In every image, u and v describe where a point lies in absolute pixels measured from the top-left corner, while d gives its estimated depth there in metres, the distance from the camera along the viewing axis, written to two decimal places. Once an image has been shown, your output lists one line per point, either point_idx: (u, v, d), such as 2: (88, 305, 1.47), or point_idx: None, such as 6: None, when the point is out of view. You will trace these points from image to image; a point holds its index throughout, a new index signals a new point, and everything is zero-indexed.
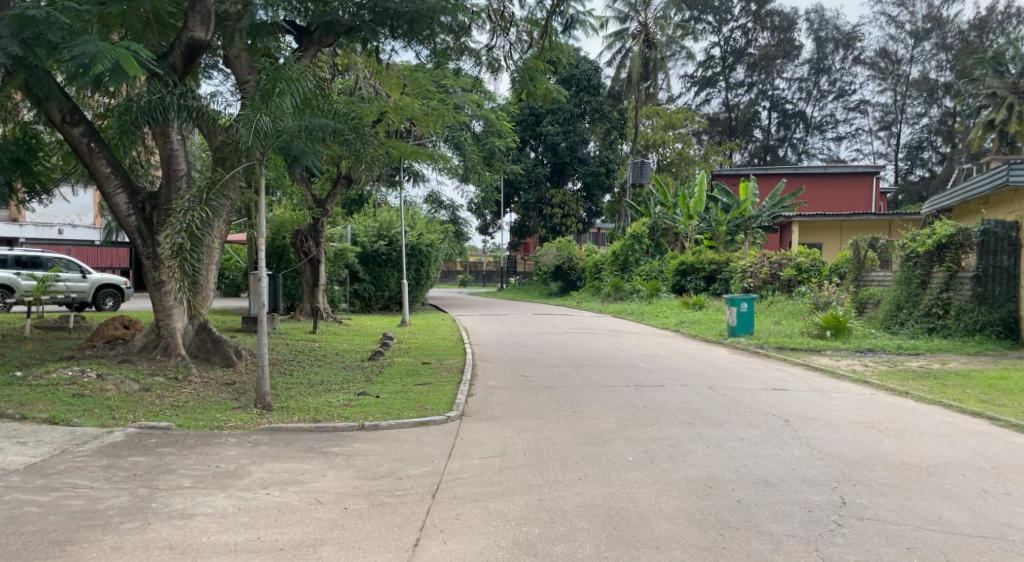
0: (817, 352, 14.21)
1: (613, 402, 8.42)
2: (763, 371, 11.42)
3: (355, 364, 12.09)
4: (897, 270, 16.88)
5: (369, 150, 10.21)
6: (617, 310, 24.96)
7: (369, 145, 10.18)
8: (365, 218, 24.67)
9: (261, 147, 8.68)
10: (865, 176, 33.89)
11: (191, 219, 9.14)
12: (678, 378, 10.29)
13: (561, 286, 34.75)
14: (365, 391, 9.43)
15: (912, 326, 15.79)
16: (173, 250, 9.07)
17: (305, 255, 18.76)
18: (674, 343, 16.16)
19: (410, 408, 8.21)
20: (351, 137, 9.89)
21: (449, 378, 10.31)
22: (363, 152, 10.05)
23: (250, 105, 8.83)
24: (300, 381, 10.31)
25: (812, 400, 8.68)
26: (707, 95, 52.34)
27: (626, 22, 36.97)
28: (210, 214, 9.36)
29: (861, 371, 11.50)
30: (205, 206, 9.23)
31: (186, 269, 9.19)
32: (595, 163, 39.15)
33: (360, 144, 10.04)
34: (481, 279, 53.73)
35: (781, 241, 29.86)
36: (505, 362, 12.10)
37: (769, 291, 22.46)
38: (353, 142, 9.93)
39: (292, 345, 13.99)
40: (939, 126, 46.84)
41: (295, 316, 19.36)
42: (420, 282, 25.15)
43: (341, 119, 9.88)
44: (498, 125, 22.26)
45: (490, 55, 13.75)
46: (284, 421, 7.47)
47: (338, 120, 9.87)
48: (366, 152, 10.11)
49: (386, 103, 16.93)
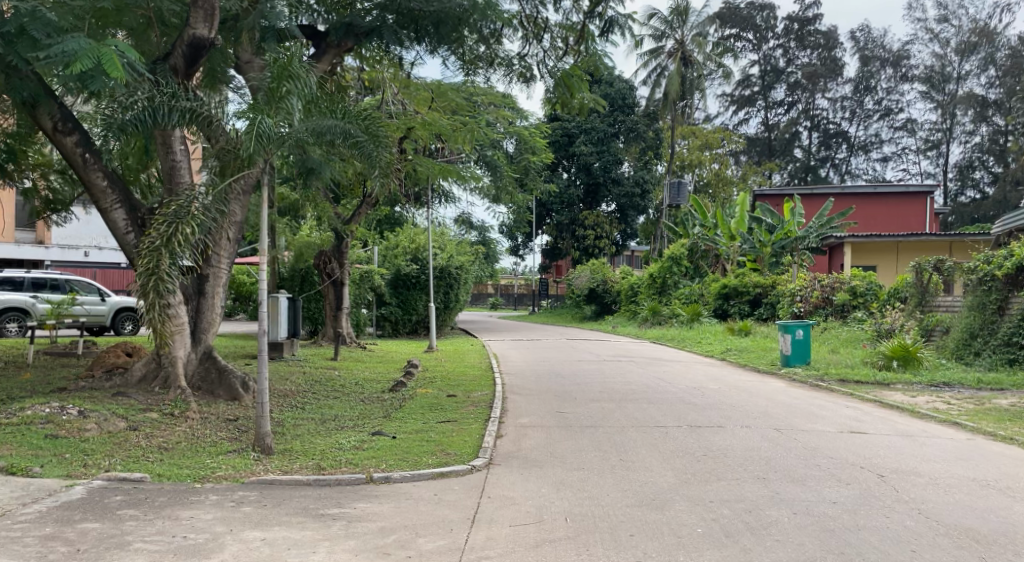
0: (887, 386, 12.80)
1: (668, 447, 7.22)
2: (832, 408, 10.11)
3: (376, 396, 11.02)
4: (967, 294, 15.58)
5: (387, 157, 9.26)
6: (656, 335, 23.63)
7: (385, 150, 9.22)
8: (391, 239, 23.85)
9: (265, 153, 7.85)
10: (918, 195, 32.25)
11: (174, 233, 8.21)
12: (736, 417, 9.03)
13: (595, 309, 33.44)
14: (381, 430, 8.28)
15: (989, 356, 14.34)
16: (149, 270, 8.13)
17: (329, 277, 17.88)
18: (723, 373, 14.86)
19: (431, 452, 7.08)
20: (362, 140, 8.96)
21: (477, 415, 9.16)
22: (378, 158, 9.08)
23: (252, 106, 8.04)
24: (312, 417, 9.27)
25: (904, 448, 7.39)
26: (745, 114, 51.02)
27: (662, 40, 35.89)
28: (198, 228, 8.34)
29: (946, 411, 10.13)
30: (193, 219, 8.27)
31: (161, 290, 8.19)
32: (630, 184, 38.03)
33: (374, 150, 9.09)
34: (513, 302, 52.72)
35: (830, 264, 28.32)
36: (539, 395, 10.90)
37: (821, 316, 21.11)
38: (364, 145, 8.98)
39: (309, 374, 12.98)
40: (990, 145, 44.89)
41: (317, 342, 18.41)
42: (449, 305, 24.08)
43: (353, 120, 9.01)
44: (531, 143, 21.30)
45: (522, 64, 12.74)
46: (283, 470, 6.37)
47: (349, 122, 9.02)
48: (382, 158, 9.14)
49: (413, 119, 15.97)
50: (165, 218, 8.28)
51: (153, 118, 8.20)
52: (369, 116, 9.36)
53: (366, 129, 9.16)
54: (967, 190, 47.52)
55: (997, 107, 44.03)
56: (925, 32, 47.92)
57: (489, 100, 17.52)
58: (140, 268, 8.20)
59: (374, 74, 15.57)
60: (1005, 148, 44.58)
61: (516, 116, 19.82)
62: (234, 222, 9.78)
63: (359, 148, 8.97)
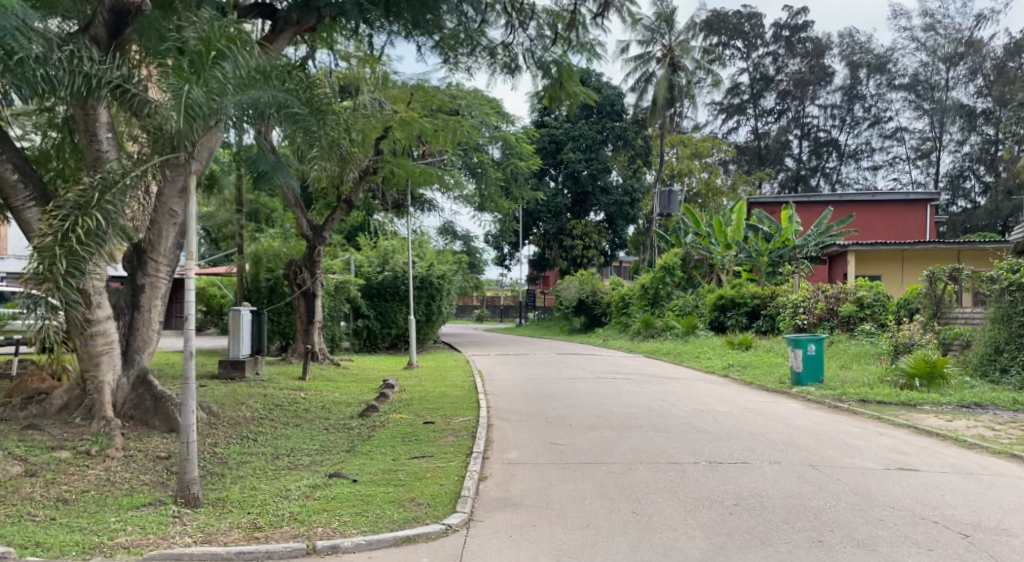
0: (913, 409, 11.55)
1: (689, 493, 5.90)
2: (865, 437, 8.80)
3: (341, 424, 9.60)
4: (989, 307, 14.42)
5: (330, 133, 8.07)
6: (650, 349, 22.32)
7: (328, 126, 8.08)
8: (369, 248, 22.56)
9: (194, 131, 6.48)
10: (918, 203, 31.29)
11: (74, 228, 6.47)
12: (760, 450, 7.71)
13: (585, 321, 32.14)
14: (341, 470, 6.88)
15: (1019, 373, 13.15)
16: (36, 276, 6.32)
17: (300, 288, 16.41)
18: (730, 392, 13.57)
19: (396, 501, 5.74)
20: (303, 114, 7.79)
21: (457, 448, 7.80)
22: (319, 134, 7.91)
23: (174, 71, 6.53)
24: (263, 452, 7.85)
25: (974, 493, 6.08)
26: (734, 123, 50.07)
27: (650, 45, 34.67)
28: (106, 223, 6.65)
29: (995, 439, 8.85)
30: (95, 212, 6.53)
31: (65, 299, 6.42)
32: (619, 192, 36.91)
33: (316, 126, 7.93)
34: (500, 314, 51.68)
35: (831, 274, 27.20)
36: (529, 422, 9.54)
37: (825, 329, 19.93)
38: (305, 120, 7.81)
39: (270, 396, 11.53)
40: (980, 155, 44.18)
41: (287, 358, 16.96)
42: (432, 318, 22.65)
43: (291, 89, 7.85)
44: (519, 148, 19.86)
45: (506, 54, 11.23)
46: (205, 531, 5.03)
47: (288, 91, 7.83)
48: (324, 134, 8.00)
49: (391, 118, 14.48)
50: (63, 210, 6.57)
51: (53, 87, 6.85)
52: (311, 87, 8.28)
53: (308, 102, 8.05)
54: (957, 201, 46.25)
55: (987, 117, 43.51)
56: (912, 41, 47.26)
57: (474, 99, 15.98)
58: (31, 271, 6.40)
59: (336, 72, 14.09)
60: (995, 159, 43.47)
61: (502, 118, 18.44)
62: (174, 224, 8.36)
63: (298, 123, 7.78)
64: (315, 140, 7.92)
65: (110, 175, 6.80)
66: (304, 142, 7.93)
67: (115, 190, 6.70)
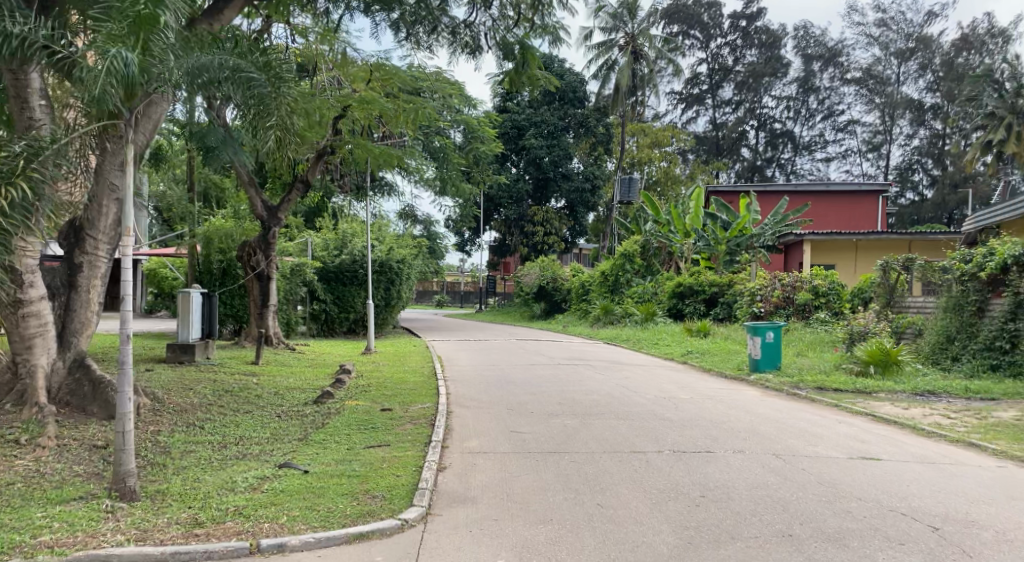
0: (870, 396, 11.63)
1: (655, 485, 5.75)
2: (826, 425, 8.78)
3: (294, 411, 9.26)
4: (942, 296, 14.63)
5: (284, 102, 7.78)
6: (610, 336, 22.26)
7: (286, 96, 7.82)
8: (326, 231, 22.03)
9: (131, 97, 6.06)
10: (871, 194, 31.86)
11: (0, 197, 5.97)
12: (724, 438, 7.61)
13: (545, 307, 32.04)
14: (292, 460, 6.57)
15: (969, 361, 13.34)
16: None
17: (253, 270, 15.87)
18: (689, 379, 13.55)
19: (350, 494, 5.48)
20: (257, 79, 7.53)
21: (415, 437, 7.54)
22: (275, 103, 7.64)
23: (108, 33, 6.07)
24: (209, 440, 7.49)
25: (937, 483, 6.04)
26: (693, 112, 50.33)
27: (613, 33, 34.49)
28: (34, 193, 6.16)
29: (951, 427, 8.91)
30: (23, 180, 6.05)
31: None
32: (580, 178, 36.81)
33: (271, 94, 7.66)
34: (459, 299, 51.33)
35: (788, 263, 27.51)
36: (489, 409, 9.31)
37: (782, 317, 20.13)
38: (259, 86, 7.56)
39: (219, 381, 11.10)
40: (929, 148, 45.34)
41: (239, 342, 16.44)
42: (390, 303, 22.23)
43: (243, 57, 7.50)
44: (481, 132, 19.52)
45: (468, 35, 10.90)
46: (141, 527, 4.71)
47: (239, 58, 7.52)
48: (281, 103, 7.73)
49: (349, 96, 14.02)
50: None
51: None
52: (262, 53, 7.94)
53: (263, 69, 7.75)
54: (906, 193, 47.17)
55: (936, 112, 44.60)
56: (865, 35, 47.98)
57: (437, 81, 15.54)
58: None
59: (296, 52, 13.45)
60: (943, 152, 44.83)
61: (465, 101, 18.05)
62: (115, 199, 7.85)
63: (253, 90, 7.52)
64: (270, 109, 7.68)
65: (37, 143, 6.38)
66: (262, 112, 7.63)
67: (42, 159, 6.29)
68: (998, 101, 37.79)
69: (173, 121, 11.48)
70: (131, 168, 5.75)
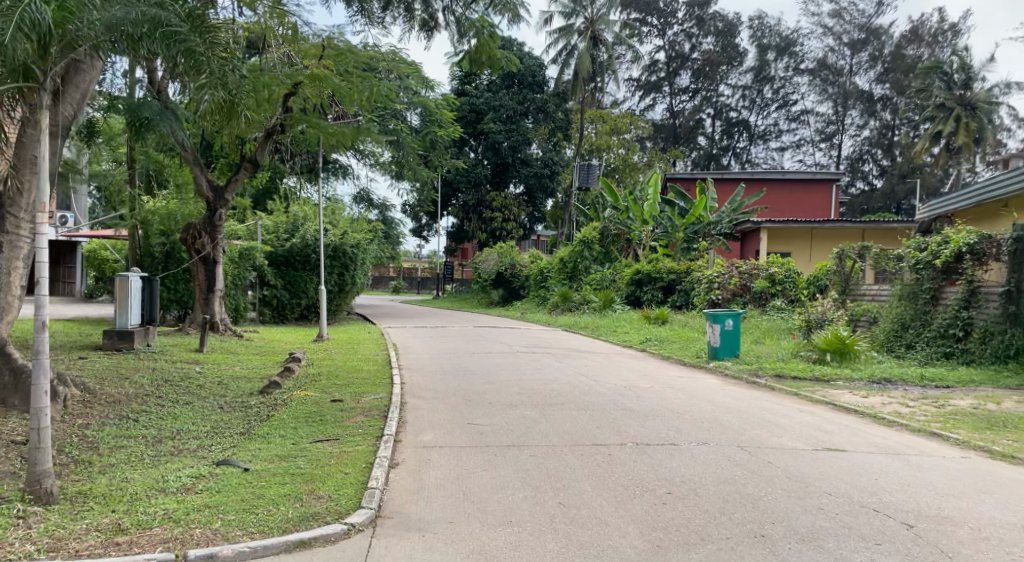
0: (828, 384, 11.60)
1: (619, 481, 5.47)
2: (788, 414, 8.64)
3: (238, 402, 8.77)
4: (896, 284, 14.70)
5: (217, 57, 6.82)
6: (569, 323, 22.06)
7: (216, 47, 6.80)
8: (277, 214, 21.31)
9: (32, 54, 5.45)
10: (825, 183, 32.21)
11: None
12: (686, 429, 7.40)
13: (503, 294, 31.77)
14: (231, 457, 6.12)
15: (923, 349, 13.41)
16: None
17: (198, 253, 15.23)
18: (649, 367, 13.38)
19: (293, 494, 5.07)
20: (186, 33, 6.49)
21: (366, 430, 7.16)
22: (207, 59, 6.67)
23: None
24: (143, 434, 6.98)
25: (904, 475, 5.89)
26: (651, 100, 50.27)
27: (572, 17, 34.10)
28: None
29: (911, 415, 8.85)
30: None
31: None
32: (538, 164, 36.49)
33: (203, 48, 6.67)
34: (416, 285, 50.76)
35: (744, 251, 27.67)
36: (444, 400, 8.95)
37: (739, 304, 20.15)
38: (189, 40, 6.55)
39: (159, 371, 10.51)
40: (878, 139, 45.94)
41: (183, 329, 15.76)
42: (344, 289, 21.61)
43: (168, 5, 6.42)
44: (437, 114, 19.01)
45: (425, 10, 10.39)
46: (54, 535, 4.26)
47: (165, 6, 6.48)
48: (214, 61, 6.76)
49: (301, 72, 13.12)
50: None
51: None
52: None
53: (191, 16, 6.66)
54: (856, 182, 47.95)
55: (885, 103, 45.41)
56: (819, 26, 48.50)
57: (392, 60, 14.90)
58: None
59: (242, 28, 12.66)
60: (892, 143, 45.67)
61: (422, 82, 17.56)
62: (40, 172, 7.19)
63: (182, 45, 6.51)
64: (206, 66, 6.72)
65: None
66: (193, 69, 6.71)
67: None
68: (947, 93, 38.58)
69: (106, 93, 10.76)
70: (46, 134, 5.18)
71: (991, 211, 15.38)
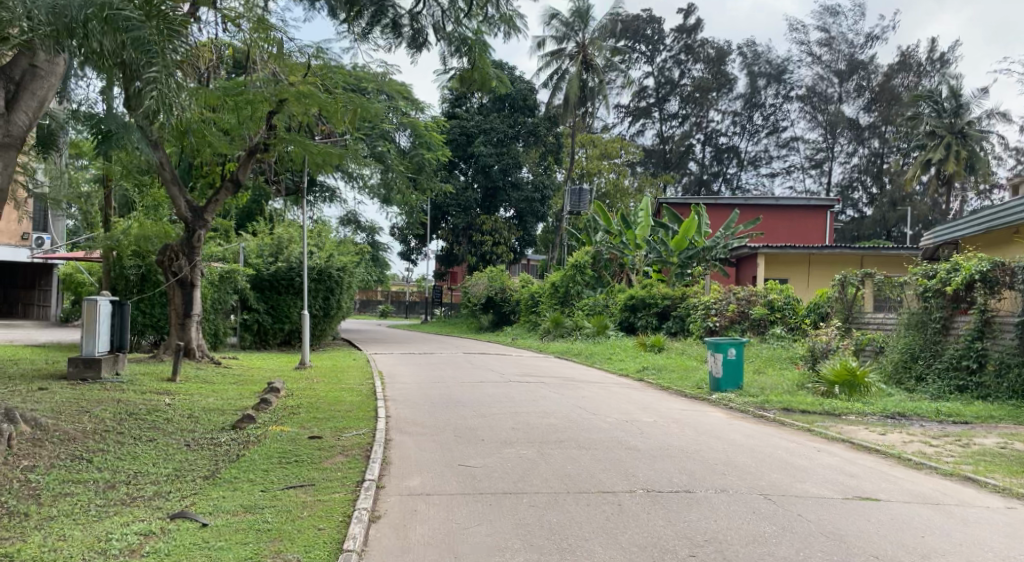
0: (839, 419, 10.96)
1: (633, 540, 4.78)
2: (806, 455, 7.97)
3: (207, 439, 8.01)
4: (903, 313, 14.06)
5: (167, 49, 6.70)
6: (561, 349, 21.34)
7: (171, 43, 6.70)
8: (260, 236, 20.58)
9: None
10: (820, 209, 31.88)
11: None
12: (700, 473, 6.72)
13: (493, 319, 31.09)
14: (189, 509, 5.37)
15: (935, 382, 12.73)
16: None
17: (174, 276, 14.46)
18: (648, 398, 12.69)
19: (255, 558, 4.35)
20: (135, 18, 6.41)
21: (345, 474, 6.43)
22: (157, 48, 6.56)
23: None
24: (95, 479, 6.22)
25: (952, 533, 5.22)
26: (641, 125, 50.01)
27: (564, 42, 33.86)
28: None
29: (936, 455, 8.20)
30: None
31: None
32: (529, 188, 35.98)
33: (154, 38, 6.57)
34: (404, 310, 49.98)
35: (740, 276, 27.12)
36: (432, 438, 8.22)
37: (737, 332, 19.52)
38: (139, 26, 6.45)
39: (125, 402, 9.72)
40: (868, 167, 46.02)
41: (156, 356, 14.93)
42: (329, 314, 20.86)
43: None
44: (427, 136, 18.40)
45: (413, 26, 9.67)
46: None
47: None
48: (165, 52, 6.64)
49: (282, 92, 11.72)
50: None
51: None
52: None
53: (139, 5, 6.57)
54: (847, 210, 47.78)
55: (873, 131, 45.36)
56: (808, 54, 48.67)
57: (382, 80, 14.31)
58: None
59: (225, 48, 11.95)
60: (882, 171, 45.63)
61: (411, 104, 17.07)
62: None
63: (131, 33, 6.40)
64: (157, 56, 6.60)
65: None
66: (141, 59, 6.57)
67: None
68: (937, 121, 38.54)
69: (67, 106, 10.01)
70: None
71: (1001, 238, 14.91)
